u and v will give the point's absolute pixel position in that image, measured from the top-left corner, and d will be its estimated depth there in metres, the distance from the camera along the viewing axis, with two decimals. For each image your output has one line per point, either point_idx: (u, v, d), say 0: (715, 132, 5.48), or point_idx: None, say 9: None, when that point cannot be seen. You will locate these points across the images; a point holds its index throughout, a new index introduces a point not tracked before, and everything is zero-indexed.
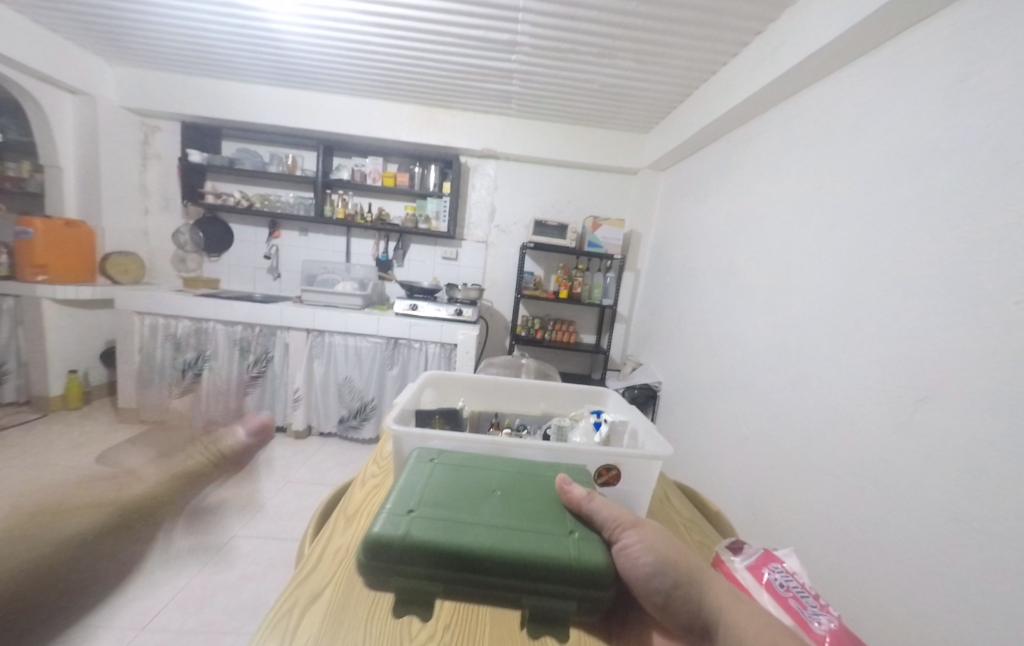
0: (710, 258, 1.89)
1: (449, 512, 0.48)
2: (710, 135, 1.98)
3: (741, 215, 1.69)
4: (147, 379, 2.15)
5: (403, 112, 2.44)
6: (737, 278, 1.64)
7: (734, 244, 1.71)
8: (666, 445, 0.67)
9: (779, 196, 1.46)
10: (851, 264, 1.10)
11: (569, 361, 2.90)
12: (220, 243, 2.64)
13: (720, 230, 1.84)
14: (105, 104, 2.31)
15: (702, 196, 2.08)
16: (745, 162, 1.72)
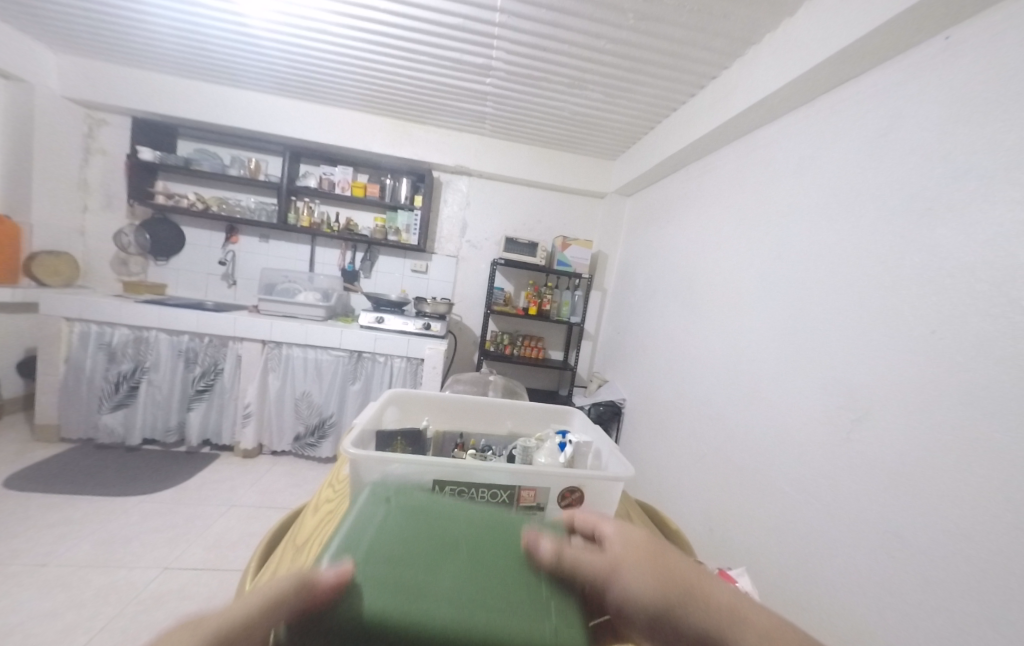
0: (672, 281, 1.99)
1: (415, 573, 0.35)
2: (671, 167, 2.11)
3: (699, 243, 1.80)
4: (75, 393, 1.95)
5: (375, 124, 2.42)
6: (696, 301, 1.73)
7: (693, 269, 1.81)
8: (629, 469, 0.66)
9: (733, 227, 1.57)
10: (795, 294, 1.20)
11: (536, 377, 2.92)
12: (168, 246, 2.46)
13: (680, 254, 1.95)
14: (45, 93, 2.13)
15: (665, 222, 2.20)
16: (702, 194, 1.85)
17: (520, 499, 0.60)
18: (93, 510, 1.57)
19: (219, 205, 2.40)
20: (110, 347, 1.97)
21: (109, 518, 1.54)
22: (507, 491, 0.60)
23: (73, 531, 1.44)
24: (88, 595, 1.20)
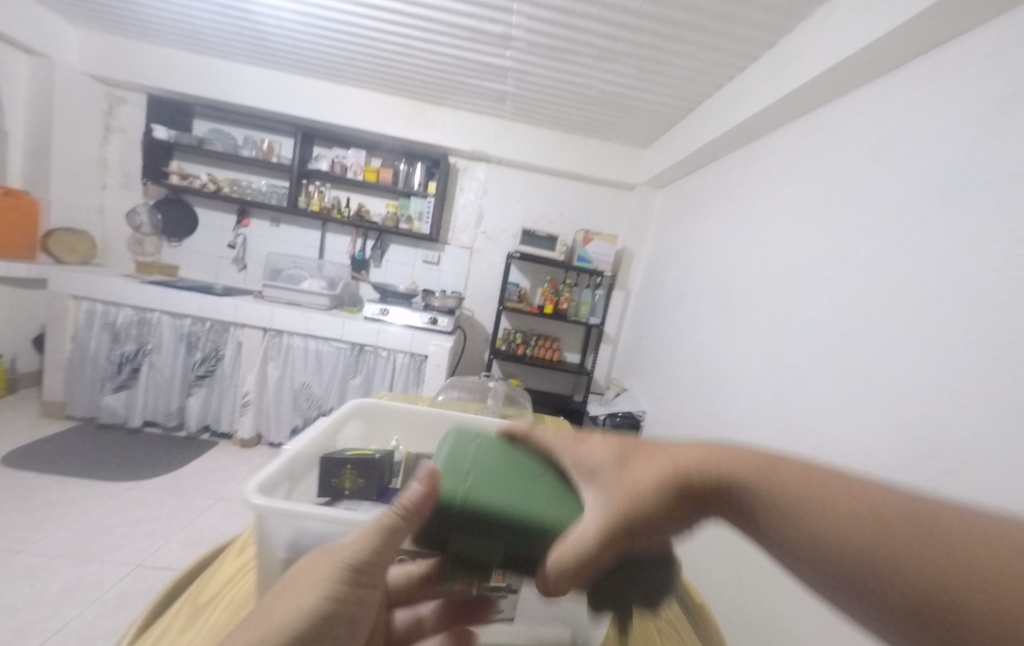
0: (704, 283, 1.75)
1: (510, 480, 0.38)
2: (711, 154, 1.87)
3: (739, 239, 1.55)
4: (79, 371, 1.94)
5: (391, 105, 2.29)
6: (731, 307, 1.49)
7: (729, 270, 1.57)
8: None
9: (783, 220, 1.32)
10: (859, 307, 0.95)
11: (549, 380, 2.74)
12: (182, 227, 2.43)
13: (717, 253, 1.70)
14: (65, 69, 2.12)
15: (701, 216, 1.95)
16: (747, 184, 1.60)
17: None
18: (82, 493, 1.54)
19: (231, 187, 2.35)
20: (114, 328, 1.95)
21: (96, 503, 1.50)
22: None
23: (56, 516, 1.41)
24: (52, 589, 1.14)
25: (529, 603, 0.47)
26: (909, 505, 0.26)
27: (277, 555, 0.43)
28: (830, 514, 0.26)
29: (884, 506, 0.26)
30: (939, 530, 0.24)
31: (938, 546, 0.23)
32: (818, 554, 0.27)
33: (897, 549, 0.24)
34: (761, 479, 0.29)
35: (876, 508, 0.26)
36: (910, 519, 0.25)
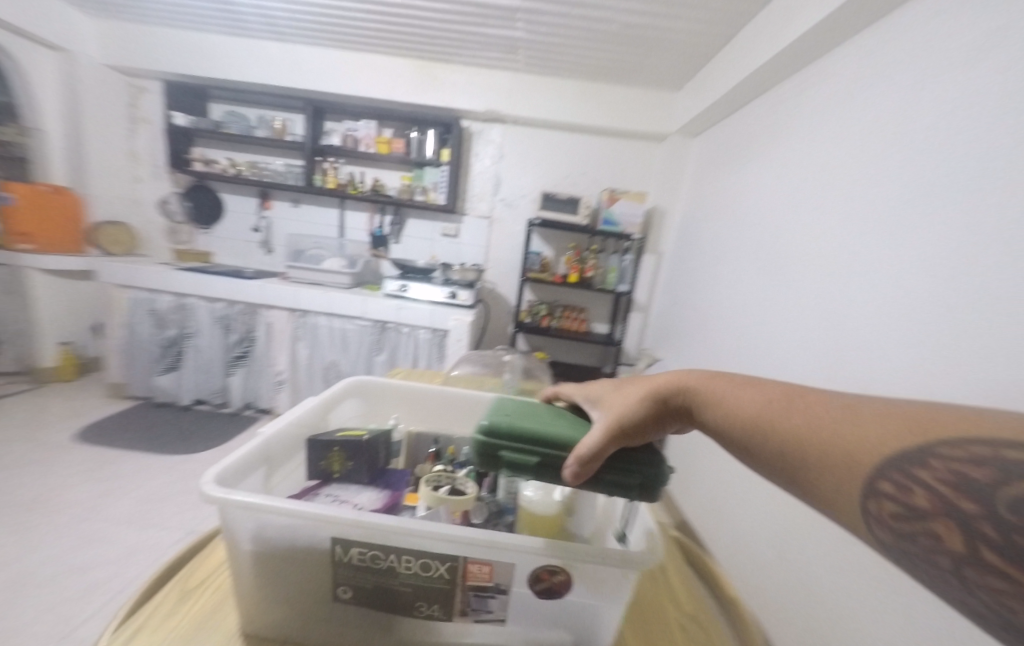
0: (744, 239, 1.55)
1: (545, 416, 0.44)
2: (750, 92, 1.62)
3: (784, 182, 1.33)
4: (132, 356, 2.09)
5: (398, 68, 2.17)
6: (776, 264, 1.30)
7: (773, 220, 1.36)
8: (657, 550, 0.39)
9: (845, 150, 1.05)
10: (928, 254, 0.76)
11: (577, 352, 2.64)
12: (211, 213, 2.50)
13: (756, 204, 1.50)
14: (86, 62, 2.17)
15: (740, 163, 1.72)
16: (792, 118, 1.36)
17: (466, 576, 0.39)
18: (144, 464, 1.67)
19: (250, 170, 2.37)
20: (157, 314, 2.06)
21: (155, 473, 1.62)
22: (447, 563, 0.38)
23: (120, 485, 1.53)
24: (118, 553, 1.24)
25: (526, 609, 0.40)
26: (819, 395, 0.33)
27: (245, 547, 0.40)
28: (759, 414, 0.34)
29: (803, 407, 0.33)
30: (842, 417, 0.30)
31: (835, 428, 0.30)
32: (756, 450, 0.34)
33: (803, 433, 0.31)
34: (711, 386, 0.39)
35: (797, 412, 0.33)
36: (823, 414, 0.31)
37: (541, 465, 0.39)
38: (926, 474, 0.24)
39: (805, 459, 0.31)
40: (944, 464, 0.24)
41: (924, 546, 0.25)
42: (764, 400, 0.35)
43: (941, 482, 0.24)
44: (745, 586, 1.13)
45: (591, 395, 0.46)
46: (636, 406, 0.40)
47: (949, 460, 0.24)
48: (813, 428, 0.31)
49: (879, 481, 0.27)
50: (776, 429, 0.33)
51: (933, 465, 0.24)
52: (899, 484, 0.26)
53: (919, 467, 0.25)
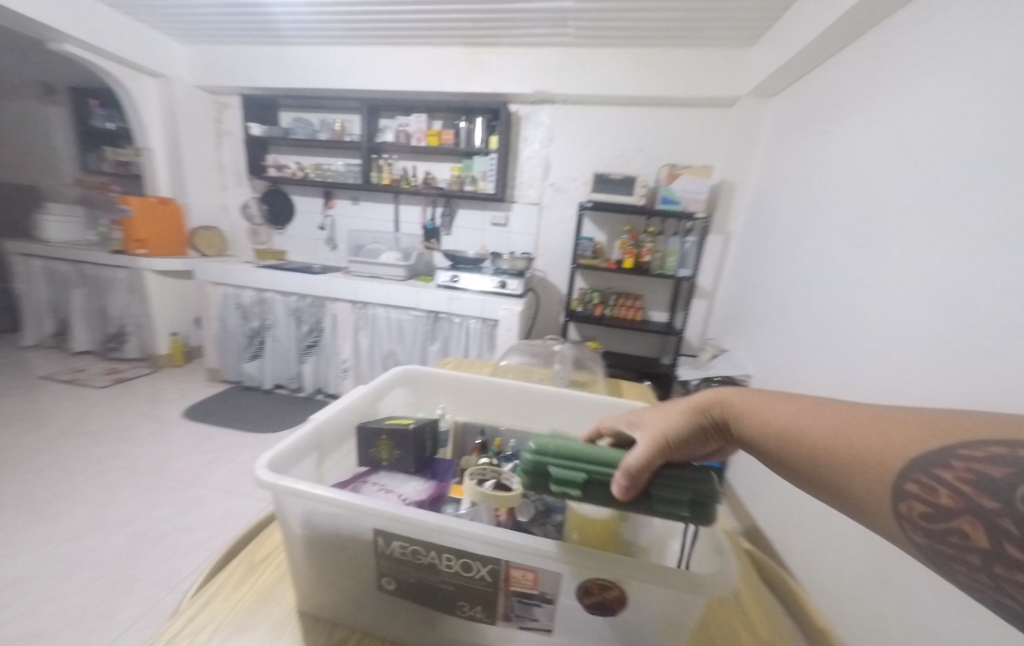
0: (832, 211, 1.33)
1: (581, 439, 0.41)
2: (835, 42, 1.37)
3: (886, 137, 1.11)
4: (225, 344, 2.37)
5: (447, 57, 2.17)
6: (876, 238, 1.10)
7: (872, 183, 1.14)
8: (730, 576, 0.34)
9: (984, 83, 0.83)
10: None
11: (633, 342, 2.51)
12: (283, 214, 2.73)
13: (847, 169, 1.27)
14: (180, 84, 2.47)
15: (822, 125, 1.47)
16: (896, 58, 1.12)
17: (508, 581, 0.36)
18: (236, 440, 1.87)
19: (315, 172, 2.54)
20: (243, 307, 2.31)
21: (245, 448, 1.81)
22: (489, 565, 0.36)
23: (218, 457, 1.73)
24: (216, 516, 1.39)
25: (574, 622, 0.37)
26: (835, 402, 0.34)
27: (295, 531, 0.41)
28: (791, 423, 0.34)
29: (829, 414, 0.33)
30: (865, 423, 0.31)
31: (861, 435, 0.30)
32: (786, 458, 0.34)
33: (833, 440, 0.31)
34: (744, 396, 0.38)
35: (821, 419, 0.33)
36: (847, 420, 0.32)
37: (587, 484, 0.36)
38: (949, 475, 0.26)
39: (835, 464, 0.31)
40: (965, 465, 0.26)
41: (953, 546, 0.26)
42: (795, 409, 0.35)
43: (964, 482, 0.25)
44: (833, 611, 0.98)
45: (632, 417, 0.43)
46: (680, 419, 0.38)
47: (969, 460, 0.26)
48: (843, 435, 0.31)
49: (903, 482, 0.28)
50: (805, 438, 0.33)
51: (955, 466, 0.26)
52: (924, 485, 0.27)
53: (944, 468, 0.26)
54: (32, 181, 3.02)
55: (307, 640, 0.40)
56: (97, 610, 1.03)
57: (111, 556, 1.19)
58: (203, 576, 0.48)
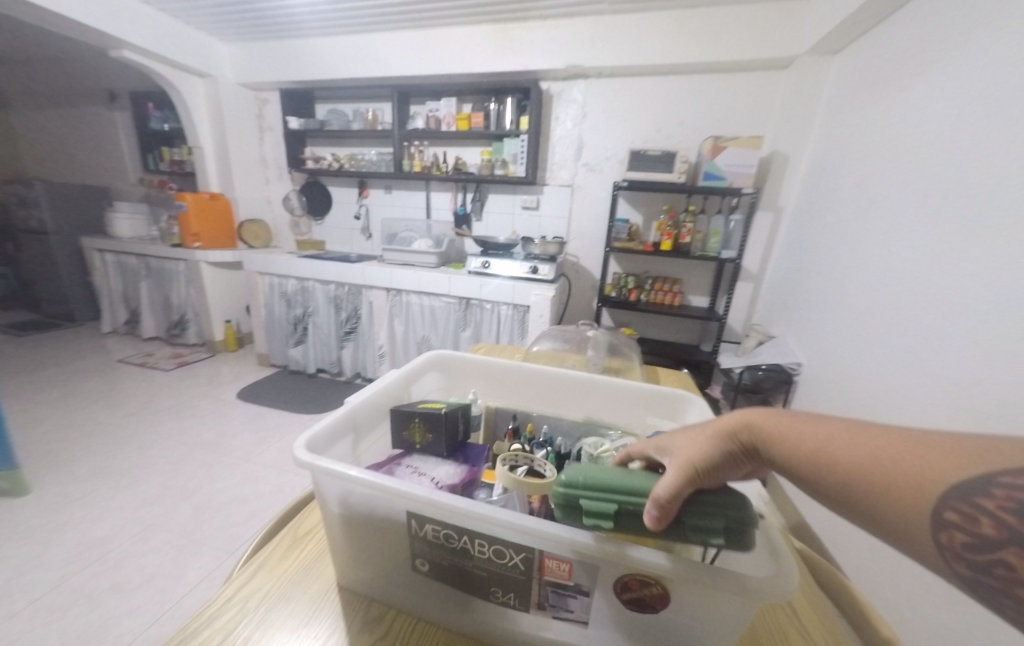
0: (903, 180, 1.18)
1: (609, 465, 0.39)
2: None
3: (981, 88, 0.95)
4: (272, 331, 2.52)
5: (476, 37, 2.12)
6: (959, 208, 0.96)
7: (958, 144, 0.99)
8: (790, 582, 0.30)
9: None
10: None
11: (670, 328, 2.40)
12: (321, 205, 2.82)
13: (924, 130, 1.12)
14: (224, 83, 2.58)
15: (896, 80, 1.29)
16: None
17: (542, 571, 0.35)
18: (284, 420, 2.00)
19: (350, 162, 2.60)
20: (287, 296, 2.43)
21: (291, 428, 1.93)
22: (522, 554, 0.35)
23: (268, 435, 1.85)
24: (266, 490, 1.49)
25: (613, 616, 0.35)
26: (864, 424, 0.30)
27: (333, 511, 0.42)
28: (816, 446, 0.30)
29: (859, 435, 0.29)
30: (898, 446, 0.27)
31: (892, 455, 0.27)
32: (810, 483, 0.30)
33: (860, 465, 0.28)
34: (771, 420, 0.33)
35: (849, 439, 0.29)
36: (877, 441, 0.28)
37: (619, 514, 0.35)
38: (990, 504, 0.22)
39: (867, 490, 0.27)
40: (1008, 493, 0.22)
41: (999, 580, 0.22)
42: (830, 436, 0.30)
43: (1006, 511, 0.22)
44: (893, 619, 0.90)
45: (660, 443, 0.39)
46: (706, 448, 0.35)
47: (1013, 488, 0.22)
48: (871, 457, 0.28)
49: (940, 510, 0.24)
50: (834, 460, 0.29)
51: (996, 493, 0.22)
52: (961, 514, 0.23)
53: (983, 496, 0.22)
54: (104, 182, 3.31)
55: (347, 615, 0.41)
56: (168, 570, 1.14)
57: (177, 522, 1.31)
58: (256, 545, 0.51)
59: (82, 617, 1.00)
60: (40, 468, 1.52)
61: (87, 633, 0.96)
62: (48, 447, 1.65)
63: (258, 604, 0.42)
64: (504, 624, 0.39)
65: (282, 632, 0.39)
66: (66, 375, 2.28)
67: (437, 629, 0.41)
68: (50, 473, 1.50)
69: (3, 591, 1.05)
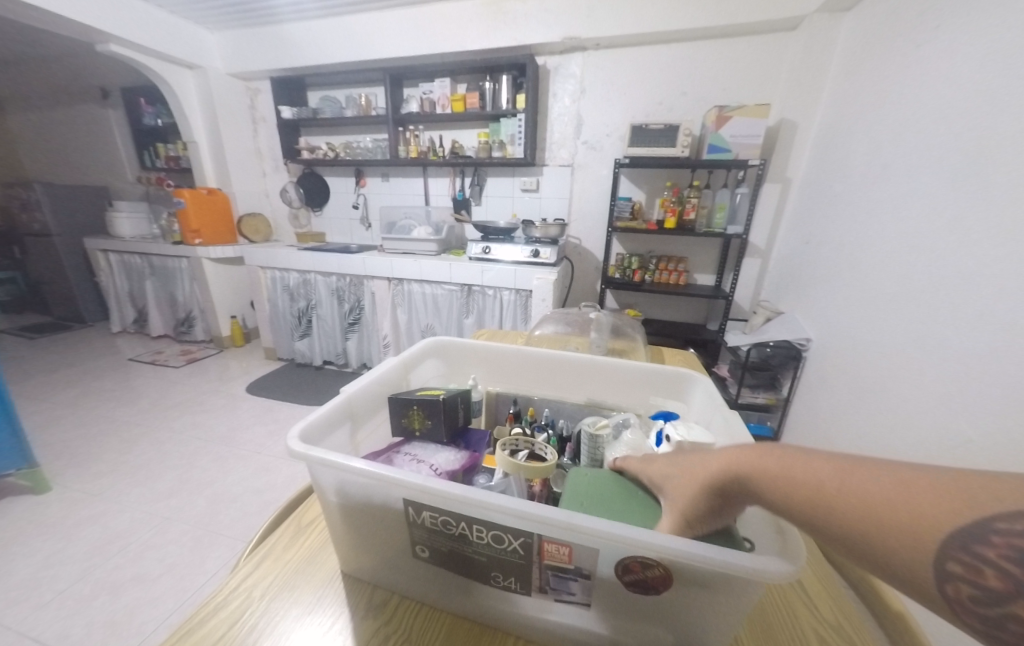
0: (916, 142, 1.12)
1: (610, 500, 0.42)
2: None
3: (1004, 38, 0.89)
4: (277, 325, 2.53)
5: (468, 10, 2.04)
6: (977, 170, 0.91)
7: (978, 103, 0.93)
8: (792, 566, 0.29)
9: None
10: None
11: (676, 308, 2.37)
12: (318, 195, 2.79)
13: (940, 89, 1.06)
14: (214, 73, 2.53)
15: (911, 33, 1.21)
16: None
17: (542, 554, 0.34)
18: (293, 412, 2.03)
19: (346, 150, 2.56)
20: (290, 289, 2.44)
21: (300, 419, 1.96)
22: (521, 538, 0.34)
23: (278, 427, 1.88)
24: (280, 480, 1.52)
25: (616, 598, 0.35)
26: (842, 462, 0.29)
27: (332, 499, 0.41)
28: (814, 489, 0.28)
29: (851, 477, 0.28)
30: (891, 487, 0.26)
31: (888, 496, 0.26)
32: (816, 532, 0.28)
33: (862, 510, 0.26)
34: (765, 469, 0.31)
35: (841, 482, 0.28)
36: (865, 484, 0.27)
37: None
38: (993, 553, 0.22)
39: (871, 536, 0.26)
40: (1006, 540, 0.22)
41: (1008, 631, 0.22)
42: (825, 483, 0.28)
43: (1007, 559, 0.22)
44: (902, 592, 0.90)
45: (655, 478, 0.40)
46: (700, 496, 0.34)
47: (1008, 535, 0.22)
48: (871, 502, 0.26)
49: (943, 559, 0.23)
50: (833, 504, 0.27)
51: (995, 541, 0.22)
52: (967, 565, 0.22)
53: (984, 545, 0.22)
54: (104, 182, 3.31)
55: (352, 601, 0.41)
56: (187, 559, 1.18)
57: (194, 514, 1.35)
58: (261, 532, 0.52)
59: (108, 605, 1.04)
60: (61, 465, 1.57)
61: (114, 620, 1.00)
62: (67, 445, 1.70)
63: (263, 591, 0.42)
64: (504, 611, 0.38)
65: (288, 618, 0.39)
66: (80, 375, 2.33)
67: (442, 612, 0.41)
68: (71, 469, 1.54)
69: (34, 582, 1.10)
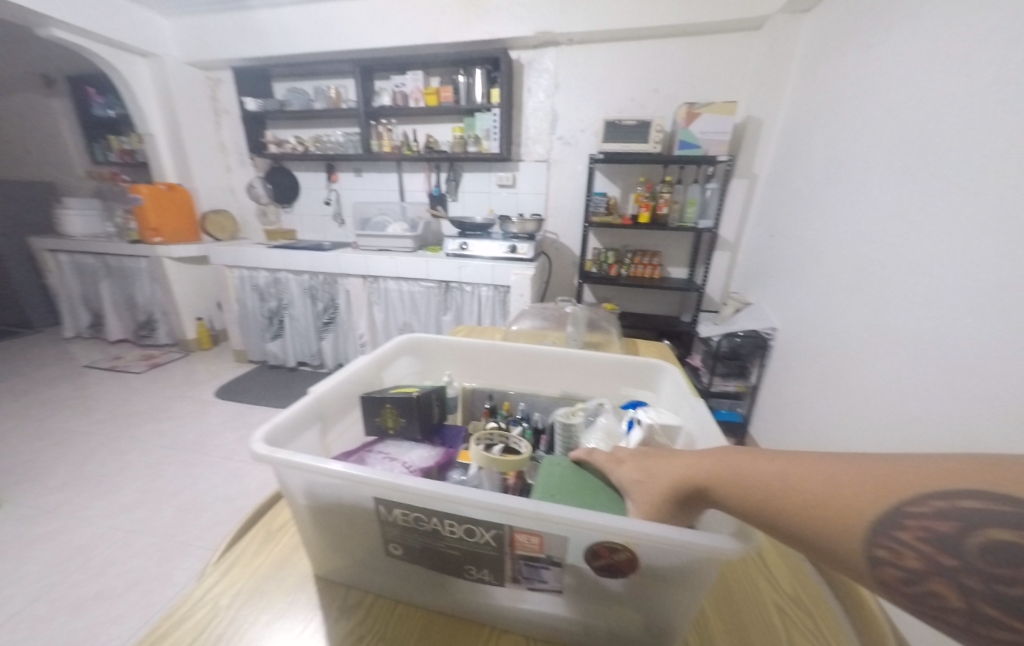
0: (870, 140, 1.18)
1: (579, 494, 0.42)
2: None
3: (948, 43, 0.95)
4: (246, 326, 2.44)
5: (440, 3, 2.00)
6: (925, 167, 0.97)
7: (925, 104, 0.99)
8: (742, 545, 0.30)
9: None
10: None
11: (651, 301, 2.42)
12: (288, 191, 2.69)
13: (891, 89, 1.12)
14: (171, 62, 2.39)
15: (865, 35, 1.27)
16: None
17: (513, 545, 0.35)
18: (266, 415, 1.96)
19: (316, 145, 2.47)
20: (259, 288, 2.34)
21: None
22: (492, 531, 0.35)
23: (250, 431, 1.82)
24: (254, 486, 1.47)
25: (587, 585, 0.36)
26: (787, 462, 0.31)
27: (301, 502, 0.41)
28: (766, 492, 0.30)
29: (796, 475, 0.30)
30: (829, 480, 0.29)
31: (827, 492, 0.28)
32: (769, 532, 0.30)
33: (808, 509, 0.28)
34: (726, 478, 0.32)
35: (787, 483, 0.29)
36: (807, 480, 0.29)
37: None
38: (909, 535, 0.25)
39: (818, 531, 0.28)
40: (918, 522, 0.25)
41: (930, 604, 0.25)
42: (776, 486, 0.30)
43: (922, 540, 0.25)
44: None
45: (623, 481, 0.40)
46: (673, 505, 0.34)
47: (919, 518, 0.25)
48: (815, 501, 0.28)
49: (872, 546, 0.26)
50: (784, 504, 0.29)
51: (910, 525, 0.25)
52: (891, 549, 0.25)
53: (902, 529, 0.25)
54: (49, 178, 3.08)
55: (326, 603, 0.40)
56: (154, 573, 1.13)
57: (162, 525, 1.29)
58: (228, 541, 0.50)
59: (68, 625, 0.98)
60: (9, 480, 1.46)
61: (75, 641, 0.95)
62: (15, 459, 1.58)
63: (229, 604, 0.40)
64: (480, 603, 0.39)
65: (257, 628, 0.38)
66: (30, 384, 2.17)
67: (417, 609, 0.41)
68: (21, 485, 1.44)
69: None
